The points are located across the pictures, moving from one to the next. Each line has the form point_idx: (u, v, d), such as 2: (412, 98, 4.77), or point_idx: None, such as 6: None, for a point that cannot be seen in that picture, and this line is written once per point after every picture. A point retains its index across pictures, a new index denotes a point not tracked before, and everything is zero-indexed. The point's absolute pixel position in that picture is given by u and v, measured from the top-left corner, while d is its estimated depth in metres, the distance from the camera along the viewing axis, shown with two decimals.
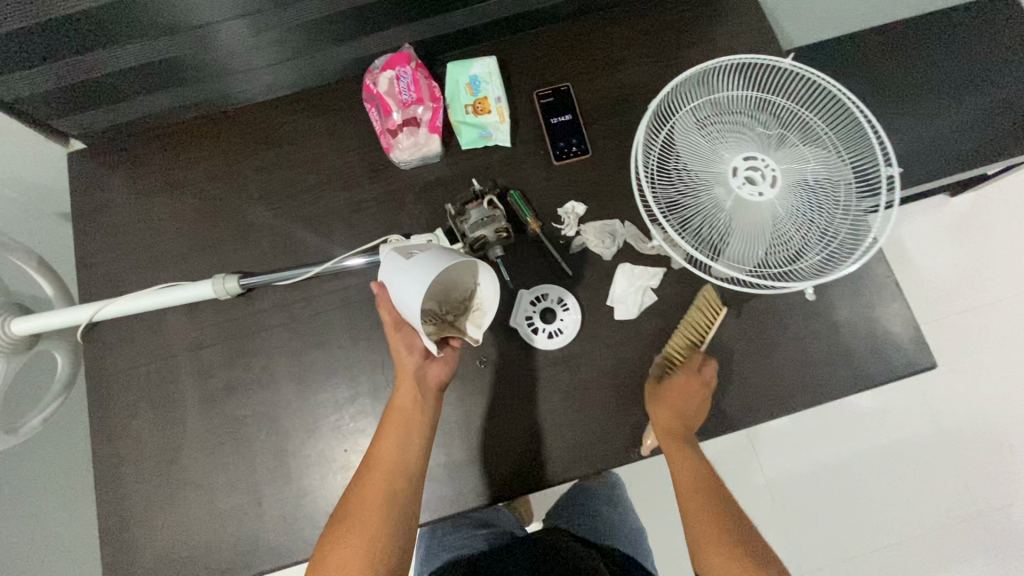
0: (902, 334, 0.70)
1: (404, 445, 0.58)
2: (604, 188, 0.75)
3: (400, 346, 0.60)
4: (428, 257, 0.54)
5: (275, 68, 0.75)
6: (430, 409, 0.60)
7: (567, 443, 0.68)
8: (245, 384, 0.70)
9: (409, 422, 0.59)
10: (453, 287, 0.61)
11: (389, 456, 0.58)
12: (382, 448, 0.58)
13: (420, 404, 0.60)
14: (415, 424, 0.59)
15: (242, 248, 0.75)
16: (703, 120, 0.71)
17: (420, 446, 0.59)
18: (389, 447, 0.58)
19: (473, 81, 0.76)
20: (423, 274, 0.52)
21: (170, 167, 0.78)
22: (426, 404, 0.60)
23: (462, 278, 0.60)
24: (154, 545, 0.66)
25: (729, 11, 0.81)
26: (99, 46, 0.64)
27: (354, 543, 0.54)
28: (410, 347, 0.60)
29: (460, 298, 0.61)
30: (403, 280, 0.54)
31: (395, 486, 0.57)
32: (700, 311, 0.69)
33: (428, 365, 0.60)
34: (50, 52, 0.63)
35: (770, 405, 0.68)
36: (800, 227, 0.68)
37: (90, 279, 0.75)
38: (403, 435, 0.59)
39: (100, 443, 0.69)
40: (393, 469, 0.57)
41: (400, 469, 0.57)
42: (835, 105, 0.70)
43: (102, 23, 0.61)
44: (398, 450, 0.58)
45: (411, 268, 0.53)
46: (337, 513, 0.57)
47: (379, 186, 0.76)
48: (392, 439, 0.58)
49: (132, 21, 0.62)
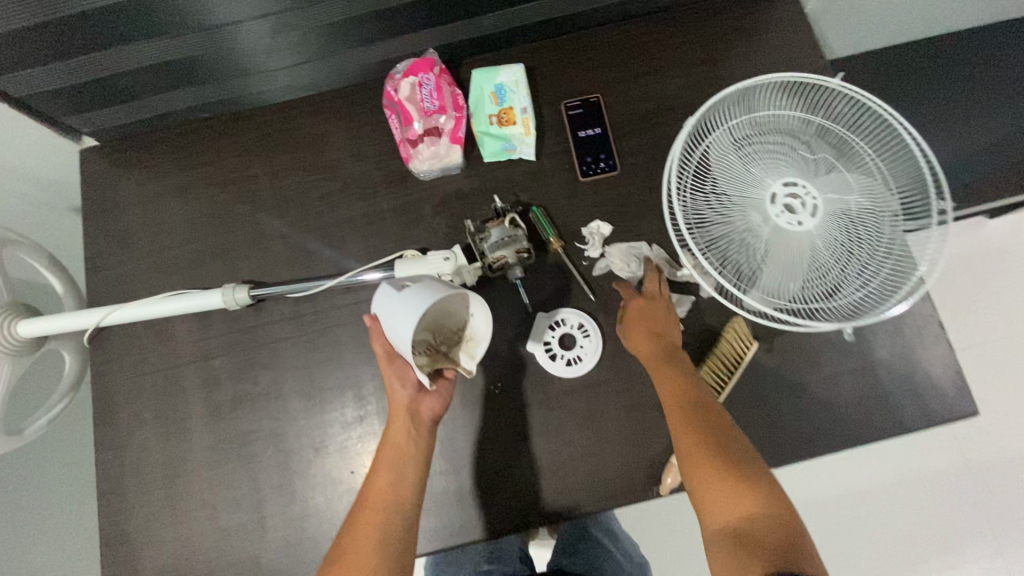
0: (943, 378, 0.66)
1: (399, 481, 0.54)
2: (631, 208, 0.71)
3: (393, 379, 0.57)
4: (422, 287, 0.52)
5: (293, 69, 0.72)
6: (425, 442, 0.57)
7: (582, 476, 0.65)
8: (252, 398, 0.67)
9: (404, 457, 0.55)
10: (448, 319, 0.58)
11: (383, 493, 0.53)
12: (376, 486, 0.54)
13: (415, 438, 0.56)
14: (409, 458, 0.55)
15: (254, 255, 0.73)
16: (742, 140, 0.66)
17: (416, 481, 0.55)
18: (384, 482, 0.54)
19: (499, 90, 0.72)
20: (419, 303, 0.50)
21: (184, 168, 0.75)
22: (420, 437, 0.56)
23: (455, 309, 0.58)
24: (155, 559, 0.64)
25: (773, 23, 0.76)
26: (112, 44, 0.62)
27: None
28: (403, 379, 0.56)
29: (454, 329, 0.58)
30: (397, 311, 0.51)
31: (391, 524, 0.52)
32: (728, 345, 0.66)
33: (422, 398, 0.57)
34: (65, 49, 0.61)
35: (798, 448, 0.65)
36: (840, 260, 0.63)
37: (99, 281, 0.74)
38: (398, 471, 0.54)
39: (104, 451, 0.67)
40: (388, 506, 0.53)
41: (396, 505, 0.53)
42: (884, 130, 0.66)
43: (118, 21, 0.59)
44: (392, 486, 0.54)
45: (404, 298, 0.51)
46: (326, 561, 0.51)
47: (397, 197, 0.73)
48: (386, 475, 0.54)
49: (148, 19, 0.59)
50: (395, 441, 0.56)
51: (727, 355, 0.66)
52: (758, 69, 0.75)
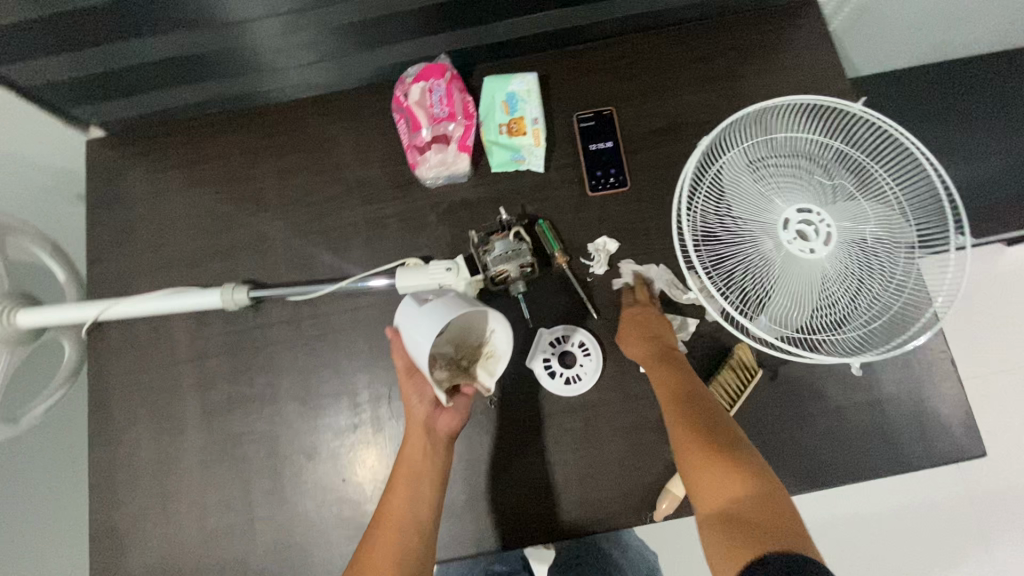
0: (952, 417, 0.64)
1: (415, 498, 0.53)
2: (639, 225, 0.70)
3: (411, 394, 0.56)
4: (440, 305, 0.50)
5: (303, 69, 0.71)
6: (442, 460, 0.56)
7: (576, 497, 0.64)
8: (247, 399, 0.67)
9: (419, 475, 0.54)
10: (470, 334, 0.55)
11: (399, 511, 0.53)
12: (391, 504, 0.53)
13: (431, 455, 0.55)
14: (427, 475, 0.54)
15: (256, 255, 0.72)
16: (757, 162, 0.65)
17: (431, 500, 0.54)
18: (399, 500, 0.53)
19: (510, 99, 0.71)
20: (434, 321, 0.49)
21: (190, 164, 0.75)
22: (437, 455, 0.55)
23: (474, 323, 0.55)
24: (141, 558, 0.64)
25: (794, 41, 0.74)
26: (120, 38, 0.61)
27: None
28: (421, 395, 0.56)
29: (477, 343, 0.56)
30: (415, 329, 0.50)
31: (407, 544, 0.51)
32: (732, 373, 0.65)
33: (441, 414, 0.56)
34: (73, 40, 0.60)
35: (798, 480, 0.63)
36: (851, 292, 0.62)
37: (99, 274, 0.73)
38: (413, 489, 0.54)
39: (96, 445, 0.67)
40: (404, 525, 0.52)
41: (412, 524, 0.52)
42: (904, 158, 0.64)
43: (128, 14, 0.58)
44: (407, 504, 0.53)
45: (424, 315, 0.50)
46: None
47: (402, 203, 0.72)
48: (401, 493, 0.53)
49: (158, 14, 0.59)
50: (410, 459, 0.55)
51: (731, 384, 0.64)
52: (776, 88, 0.73)
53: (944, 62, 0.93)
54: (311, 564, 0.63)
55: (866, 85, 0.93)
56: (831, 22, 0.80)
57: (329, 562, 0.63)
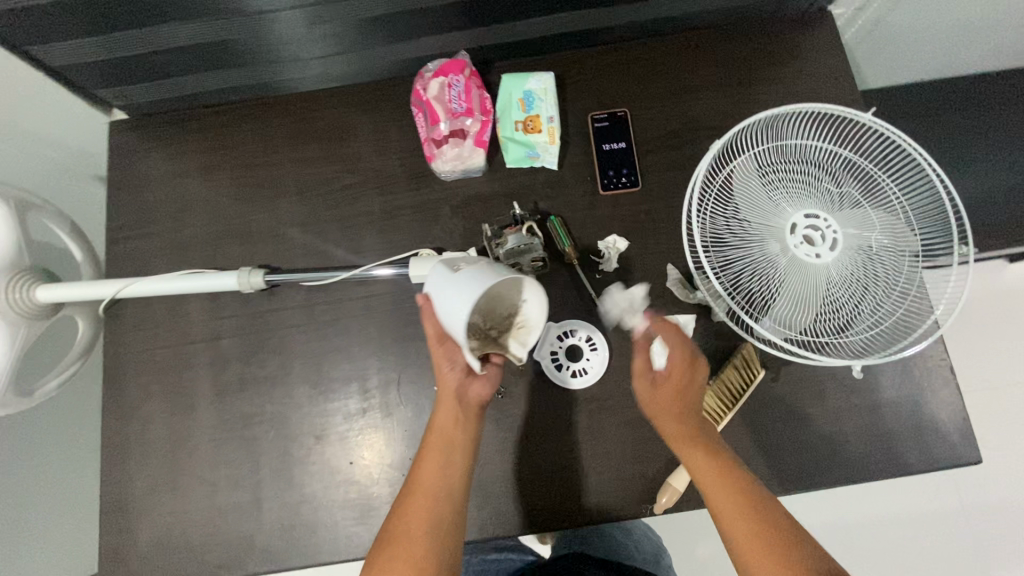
0: (949, 423, 0.65)
1: (447, 466, 0.55)
2: (649, 225, 0.72)
3: (443, 363, 0.55)
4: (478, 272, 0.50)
5: (325, 60, 0.72)
6: (472, 429, 0.57)
7: (579, 487, 0.65)
8: (259, 381, 0.68)
9: (451, 445, 0.56)
10: (498, 305, 0.57)
11: (431, 481, 0.54)
12: (424, 473, 0.55)
13: (462, 425, 0.56)
14: (458, 443, 0.56)
15: (272, 240, 0.74)
16: (767, 167, 0.66)
17: (462, 469, 0.56)
18: (433, 470, 0.54)
19: (527, 97, 0.72)
20: (473, 287, 0.48)
21: (210, 149, 0.76)
22: (467, 425, 0.57)
23: (507, 293, 0.56)
24: (150, 532, 0.65)
25: (806, 51, 0.75)
26: (147, 24, 0.62)
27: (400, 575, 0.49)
28: (453, 363, 0.55)
29: (505, 315, 0.57)
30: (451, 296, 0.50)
31: (441, 512, 0.53)
32: (735, 372, 0.66)
33: (470, 383, 0.57)
34: (103, 24, 0.61)
35: (797, 480, 0.65)
36: (855, 297, 0.63)
37: (118, 253, 0.75)
38: (446, 459, 0.55)
39: (110, 420, 0.68)
40: (437, 494, 0.53)
41: (445, 494, 0.54)
42: (910, 169, 0.66)
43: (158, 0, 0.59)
44: (440, 474, 0.54)
45: (459, 285, 0.50)
46: (375, 544, 0.52)
47: (417, 195, 0.74)
48: (434, 463, 0.55)
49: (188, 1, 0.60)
50: (442, 429, 0.56)
51: (734, 382, 0.66)
52: (787, 96, 0.75)
53: (953, 77, 0.94)
54: (318, 543, 0.64)
55: (875, 97, 0.94)
56: (843, 34, 0.81)
57: (335, 541, 0.64)
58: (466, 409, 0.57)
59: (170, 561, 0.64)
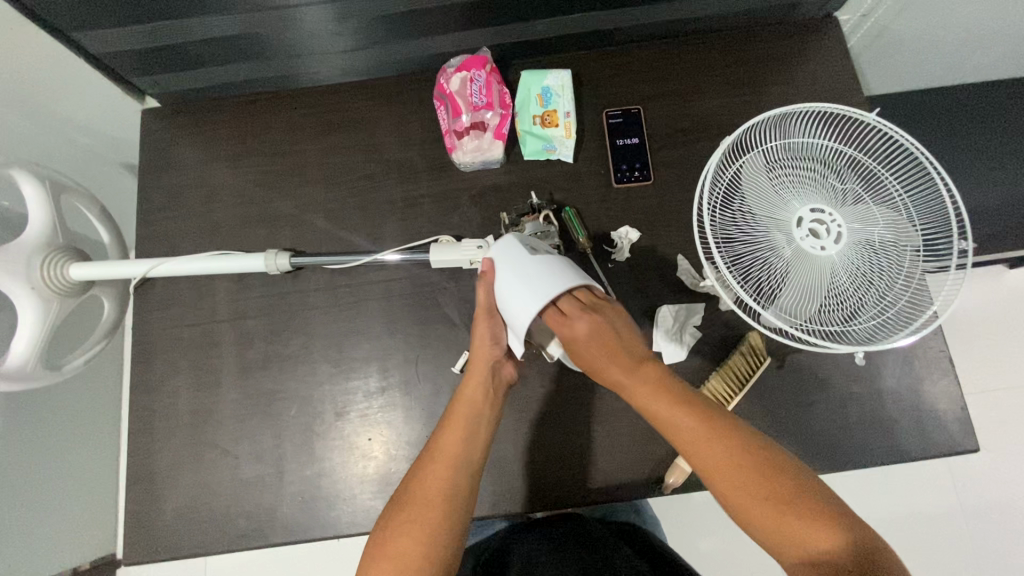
0: (948, 412, 0.68)
1: (469, 438, 0.58)
2: (660, 217, 0.74)
3: (485, 335, 0.61)
4: (550, 261, 0.59)
5: (351, 54, 0.75)
6: (497, 405, 0.60)
7: (590, 466, 0.67)
8: (283, 359, 0.71)
9: (475, 417, 0.59)
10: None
11: (452, 449, 0.57)
12: (446, 441, 0.57)
13: (489, 398, 0.60)
14: (482, 419, 0.59)
15: (297, 225, 0.77)
16: (775, 163, 0.68)
17: (483, 441, 0.59)
18: (454, 440, 0.57)
19: (545, 93, 0.75)
20: (557, 267, 0.58)
21: (238, 137, 0.79)
22: (493, 399, 0.60)
23: None
24: (174, 501, 0.68)
25: (813, 54, 0.78)
26: (179, 15, 0.64)
27: (413, 533, 0.52)
28: (495, 338, 0.61)
29: None
30: (520, 278, 0.57)
31: (458, 478, 0.55)
32: (742, 358, 0.68)
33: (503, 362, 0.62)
34: (141, 15, 0.64)
35: (799, 464, 0.67)
36: (858, 288, 0.65)
37: (148, 235, 0.78)
38: (469, 429, 0.58)
39: (139, 393, 0.71)
40: (456, 462, 0.56)
41: (464, 463, 0.56)
42: (913, 167, 0.68)
43: None
44: (462, 443, 0.57)
45: (540, 259, 0.58)
46: (393, 502, 0.55)
47: (437, 184, 0.76)
48: (457, 432, 0.58)
49: None
50: (468, 400, 0.59)
51: (741, 367, 0.68)
52: (794, 97, 0.78)
53: (957, 83, 0.96)
54: (336, 515, 0.67)
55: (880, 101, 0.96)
56: (849, 39, 0.84)
57: (353, 514, 0.67)
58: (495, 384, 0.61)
59: (195, 529, 0.67)
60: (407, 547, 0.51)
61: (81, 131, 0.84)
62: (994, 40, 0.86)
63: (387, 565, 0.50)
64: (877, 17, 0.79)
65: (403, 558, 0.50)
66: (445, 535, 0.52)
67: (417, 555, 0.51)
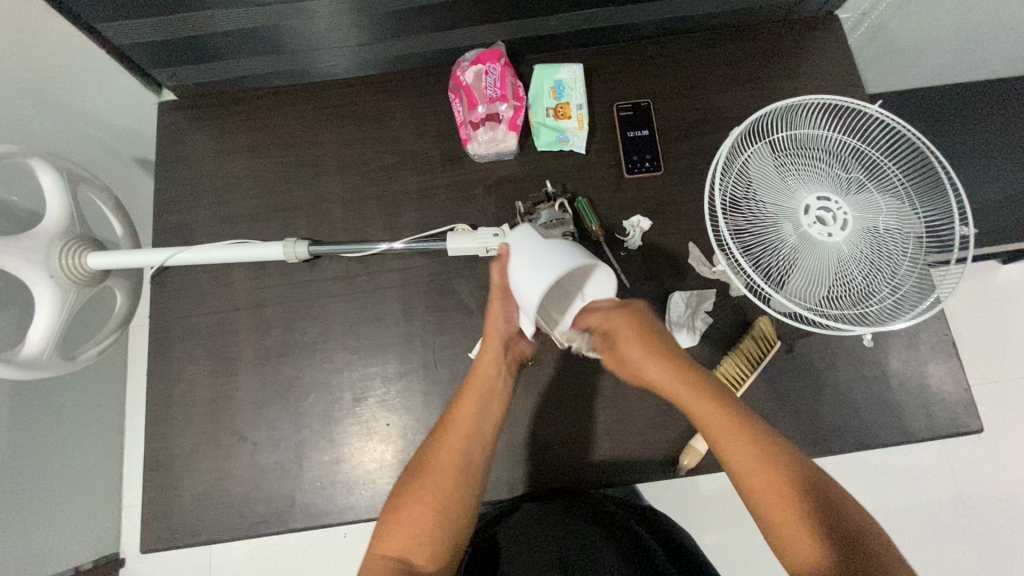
0: (952, 394, 0.70)
1: (483, 411, 0.60)
2: (671, 207, 0.76)
3: (499, 315, 0.62)
4: (564, 246, 0.57)
5: (366, 48, 0.76)
6: (508, 380, 0.63)
7: (606, 450, 0.68)
8: (301, 346, 0.72)
9: (489, 392, 0.61)
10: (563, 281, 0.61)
11: (466, 424, 0.59)
12: (460, 415, 0.60)
13: (501, 374, 0.62)
14: (494, 393, 0.61)
15: (313, 216, 0.78)
16: (781, 153, 0.70)
17: (496, 416, 0.61)
18: (469, 414, 0.60)
19: (558, 86, 0.77)
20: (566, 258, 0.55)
21: (254, 129, 0.81)
22: (505, 374, 0.63)
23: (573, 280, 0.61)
24: (192, 489, 0.68)
25: (816, 51, 0.81)
26: (198, 6, 0.65)
27: (426, 501, 0.55)
28: (508, 317, 0.62)
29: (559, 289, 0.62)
30: (534, 264, 0.56)
31: (470, 454, 0.58)
32: (754, 342, 0.70)
33: (516, 339, 0.63)
34: (160, 6, 0.64)
35: (809, 446, 0.69)
36: (864, 274, 0.66)
37: (165, 225, 0.78)
38: (482, 403, 0.60)
39: (157, 381, 0.72)
40: (469, 435, 0.59)
41: (478, 438, 0.59)
42: (914, 158, 0.71)
43: None
44: (476, 418, 0.59)
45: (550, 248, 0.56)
46: (408, 470, 0.58)
47: (451, 176, 0.78)
48: (472, 406, 0.60)
49: None
50: (482, 375, 0.61)
51: (752, 351, 0.70)
52: (799, 91, 0.80)
53: (953, 82, 0.99)
54: (355, 499, 0.67)
55: (880, 100, 0.99)
56: (850, 37, 0.87)
57: (372, 498, 0.67)
58: (507, 359, 0.63)
59: (213, 516, 0.67)
60: (419, 515, 0.54)
61: (98, 124, 0.85)
62: (989, 40, 0.89)
63: (400, 530, 0.54)
64: (877, 16, 0.82)
65: (418, 526, 0.54)
66: (456, 505, 0.56)
67: (428, 522, 0.54)
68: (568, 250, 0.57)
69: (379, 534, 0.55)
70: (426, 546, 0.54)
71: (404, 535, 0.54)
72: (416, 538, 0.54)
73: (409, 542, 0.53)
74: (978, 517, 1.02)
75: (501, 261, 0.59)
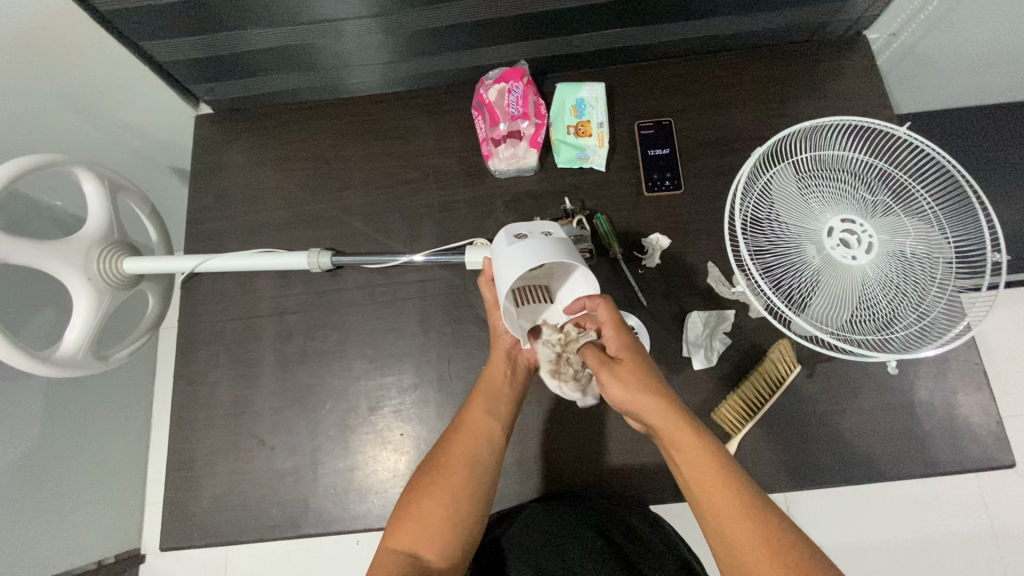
0: (982, 426, 0.67)
1: (490, 413, 0.62)
2: (690, 226, 0.76)
3: (497, 326, 0.64)
4: (537, 244, 0.56)
5: (392, 65, 0.78)
6: (515, 387, 0.64)
7: (619, 470, 0.67)
8: (320, 354, 0.74)
9: (495, 396, 0.63)
10: (550, 283, 0.64)
11: (476, 423, 0.61)
12: (471, 415, 0.61)
13: (507, 380, 0.64)
14: (501, 397, 0.62)
15: (336, 226, 0.80)
16: (804, 173, 0.68)
17: (504, 419, 0.62)
18: (479, 413, 0.61)
19: (579, 104, 0.79)
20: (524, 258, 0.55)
21: (283, 143, 0.84)
22: (513, 384, 0.64)
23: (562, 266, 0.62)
24: (210, 489, 0.70)
25: (841, 73, 0.80)
26: (232, 25, 0.68)
27: (439, 496, 0.56)
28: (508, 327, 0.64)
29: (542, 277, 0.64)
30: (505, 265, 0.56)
31: (479, 453, 0.59)
32: (773, 364, 0.69)
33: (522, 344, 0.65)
34: (198, 25, 0.68)
35: (829, 474, 0.67)
36: (890, 299, 0.64)
37: (196, 233, 0.82)
38: (490, 408, 0.62)
39: (182, 383, 0.74)
40: (480, 437, 0.60)
41: (487, 438, 0.60)
42: (944, 185, 0.69)
43: (250, 6, 0.65)
44: (485, 421, 0.61)
45: (514, 251, 0.56)
46: (422, 468, 0.60)
47: (471, 191, 0.79)
48: (480, 410, 0.61)
49: (276, 8, 0.66)
50: (489, 378, 0.64)
51: (771, 373, 0.68)
52: (822, 112, 0.79)
53: (988, 104, 0.97)
54: (366, 508, 0.68)
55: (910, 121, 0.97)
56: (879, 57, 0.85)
57: (384, 506, 0.68)
58: (513, 366, 0.65)
59: (229, 517, 0.69)
60: (431, 510, 0.56)
61: (138, 136, 0.89)
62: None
63: (412, 525, 0.55)
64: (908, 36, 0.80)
65: (430, 520, 0.55)
66: (465, 504, 0.57)
67: (439, 516, 0.56)
68: (543, 250, 0.55)
69: (393, 529, 0.56)
70: (434, 541, 0.55)
71: (416, 528, 0.55)
72: (427, 532, 0.55)
73: (419, 536, 0.55)
74: (1013, 557, 0.97)
75: (488, 276, 0.63)
